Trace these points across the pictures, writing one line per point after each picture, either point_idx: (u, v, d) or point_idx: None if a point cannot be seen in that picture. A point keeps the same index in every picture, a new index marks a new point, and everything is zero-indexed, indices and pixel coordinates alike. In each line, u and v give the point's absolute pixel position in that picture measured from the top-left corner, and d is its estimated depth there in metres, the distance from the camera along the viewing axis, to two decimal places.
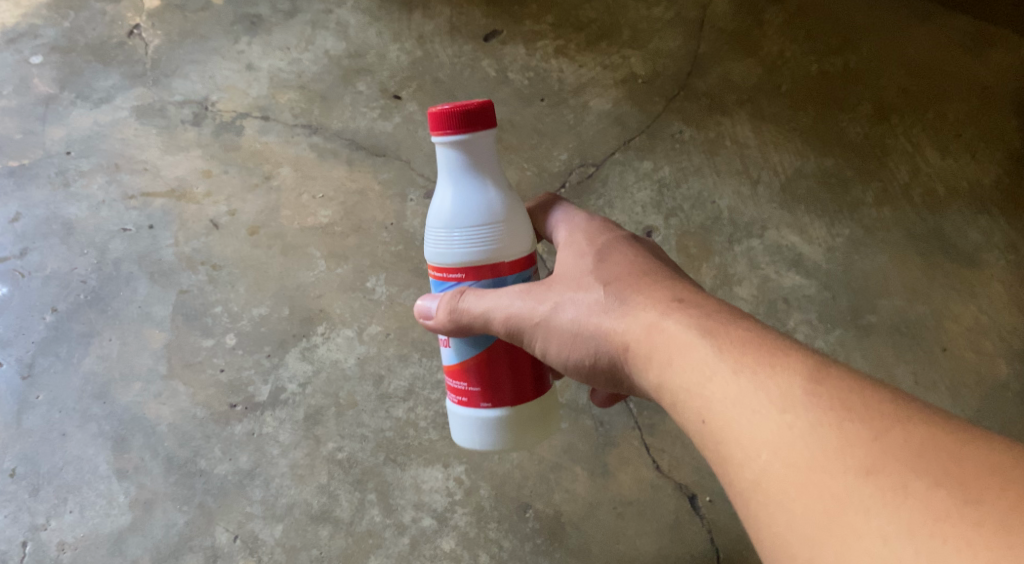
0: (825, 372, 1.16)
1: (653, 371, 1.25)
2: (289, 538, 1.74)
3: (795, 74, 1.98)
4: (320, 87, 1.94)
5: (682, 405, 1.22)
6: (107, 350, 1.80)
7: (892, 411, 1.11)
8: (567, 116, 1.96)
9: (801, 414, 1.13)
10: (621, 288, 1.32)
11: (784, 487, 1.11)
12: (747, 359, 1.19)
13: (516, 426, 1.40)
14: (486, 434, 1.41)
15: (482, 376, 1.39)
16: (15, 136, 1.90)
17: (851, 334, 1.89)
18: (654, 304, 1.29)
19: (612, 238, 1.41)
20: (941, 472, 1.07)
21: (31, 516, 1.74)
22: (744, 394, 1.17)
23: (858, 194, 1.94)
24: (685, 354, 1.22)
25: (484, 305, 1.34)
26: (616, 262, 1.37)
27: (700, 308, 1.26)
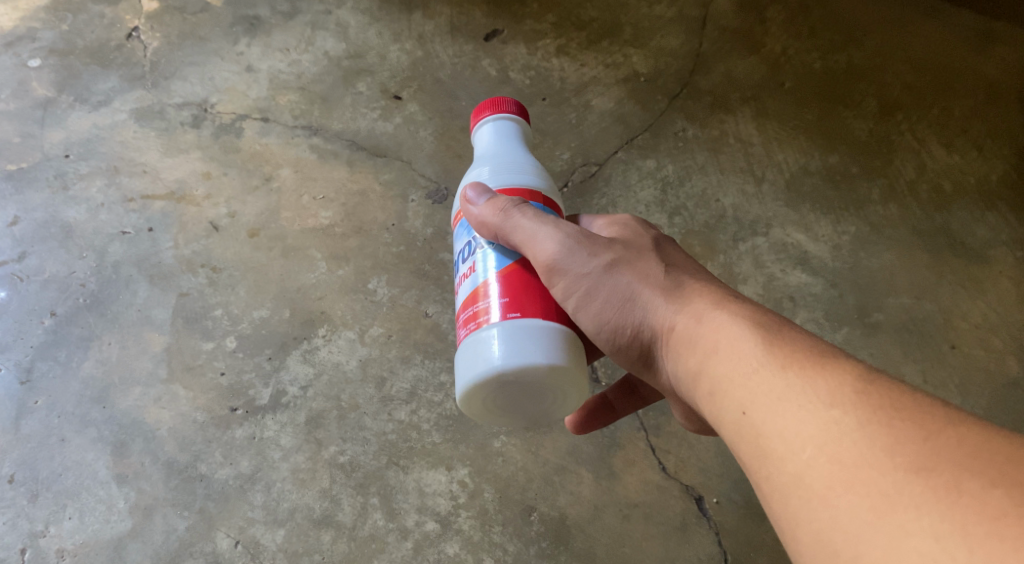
0: (875, 374, 1.13)
1: (699, 353, 1.22)
2: (291, 544, 1.65)
3: (797, 71, 2.02)
4: (320, 89, 2.00)
5: (725, 392, 1.18)
6: (107, 354, 1.77)
7: (943, 413, 1.08)
8: (569, 115, 1.98)
9: (848, 412, 1.10)
10: (677, 275, 1.29)
11: (829, 484, 1.07)
12: (795, 355, 1.16)
13: (552, 346, 1.25)
14: (519, 354, 1.24)
15: (513, 291, 1.27)
16: (14, 139, 1.94)
17: (858, 332, 1.80)
18: (705, 296, 1.26)
19: (663, 235, 1.38)
20: (997, 472, 1.02)
21: (30, 523, 1.66)
22: (791, 390, 1.13)
23: (864, 191, 1.91)
24: (735, 341, 1.19)
25: (535, 224, 1.27)
26: (671, 255, 1.34)
27: (749, 306, 1.24)
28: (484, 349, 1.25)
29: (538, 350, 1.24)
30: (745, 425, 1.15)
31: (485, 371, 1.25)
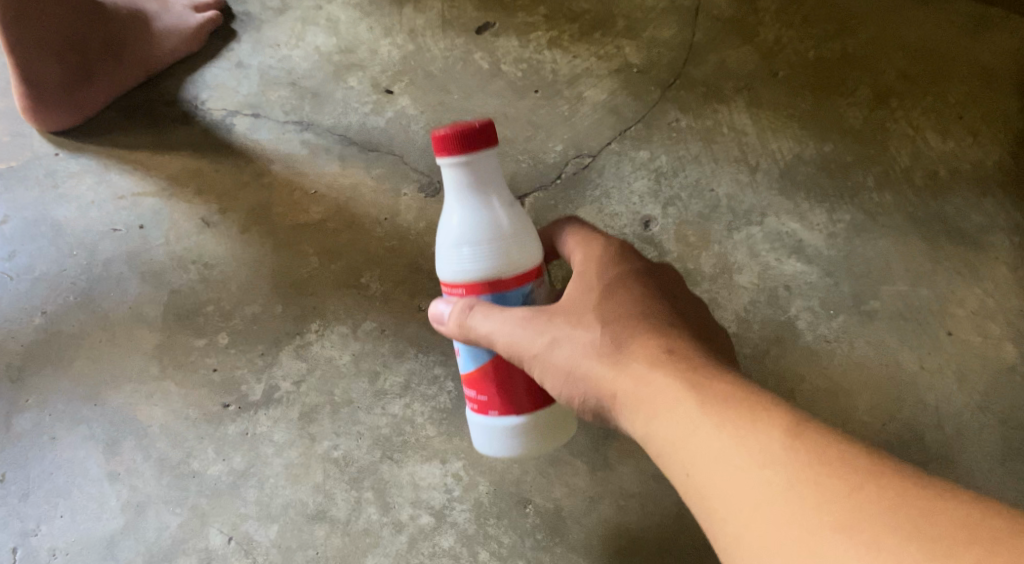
0: (800, 427, 1.20)
1: (640, 421, 1.28)
2: (285, 539, 1.65)
3: (792, 59, 1.98)
4: (310, 84, 1.97)
5: (670, 457, 1.25)
6: (97, 352, 1.76)
7: (864, 465, 1.15)
8: (562, 107, 1.97)
9: (778, 471, 1.17)
10: (619, 330, 1.33)
11: (766, 543, 1.14)
12: (728, 416, 1.22)
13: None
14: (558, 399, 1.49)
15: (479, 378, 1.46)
16: (3, 138, 1.92)
17: (853, 319, 1.81)
18: (643, 355, 1.31)
19: (614, 272, 1.39)
20: (913, 527, 1.09)
21: (21, 522, 1.66)
22: (726, 451, 1.20)
23: (858, 179, 1.90)
24: (670, 409, 1.26)
25: (488, 323, 1.35)
26: (621, 299, 1.36)
27: (687, 364, 1.29)
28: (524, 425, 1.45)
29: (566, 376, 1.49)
30: (691, 487, 1.22)
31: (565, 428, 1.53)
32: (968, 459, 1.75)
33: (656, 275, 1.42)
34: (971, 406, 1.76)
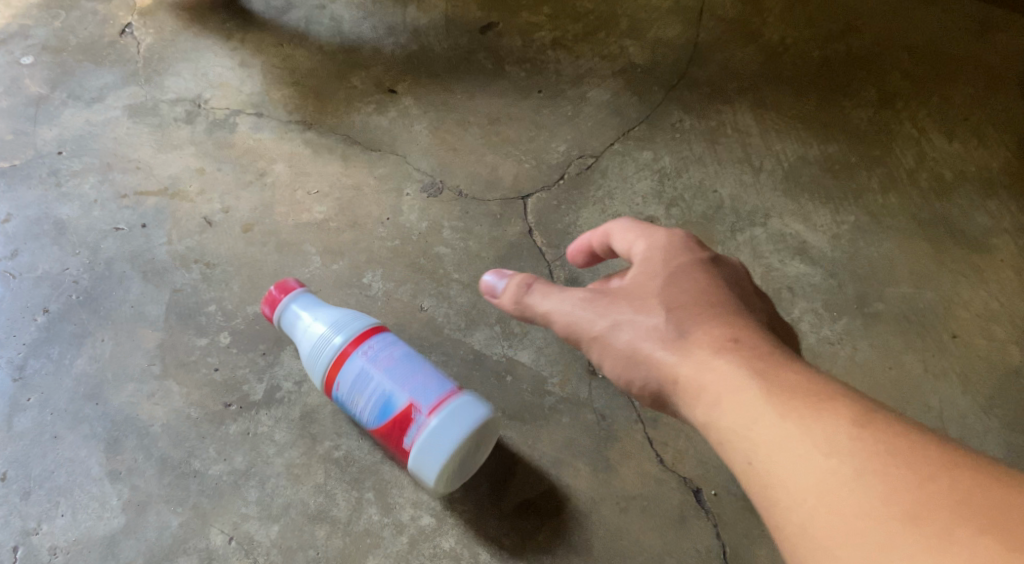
0: (870, 416, 1.15)
1: (701, 407, 1.24)
2: (286, 539, 1.62)
3: (795, 60, 2.02)
4: (314, 84, 2.00)
5: (731, 444, 1.21)
6: (100, 350, 1.74)
7: (937, 457, 1.11)
8: (565, 107, 1.99)
9: (846, 460, 1.13)
10: (681, 314, 1.29)
11: (829, 534, 1.11)
12: (793, 404, 1.18)
13: (466, 415, 1.51)
14: (470, 448, 1.54)
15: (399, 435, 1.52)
16: (7, 137, 1.93)
17: (858, 322, 1.78)
18: (708, 341, 1.26)
19: (682, 259, 1.34)
20: (985, 521, 1.05)
21: (22, 521, 1.62)
22: (791, 438, 1.16)
23: (863, 180, 1.89)
24: (734, 395, 1.21)
25: (546, 303, 1.38)
26: (686, 285, 1.32)
27: (754, 350, 1.24)
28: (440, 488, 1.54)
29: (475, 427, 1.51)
30: (753, 475, 1.18)
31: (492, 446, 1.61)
32: None
33: (725, 265, 1.36)
34: (976, 409, 1.71)
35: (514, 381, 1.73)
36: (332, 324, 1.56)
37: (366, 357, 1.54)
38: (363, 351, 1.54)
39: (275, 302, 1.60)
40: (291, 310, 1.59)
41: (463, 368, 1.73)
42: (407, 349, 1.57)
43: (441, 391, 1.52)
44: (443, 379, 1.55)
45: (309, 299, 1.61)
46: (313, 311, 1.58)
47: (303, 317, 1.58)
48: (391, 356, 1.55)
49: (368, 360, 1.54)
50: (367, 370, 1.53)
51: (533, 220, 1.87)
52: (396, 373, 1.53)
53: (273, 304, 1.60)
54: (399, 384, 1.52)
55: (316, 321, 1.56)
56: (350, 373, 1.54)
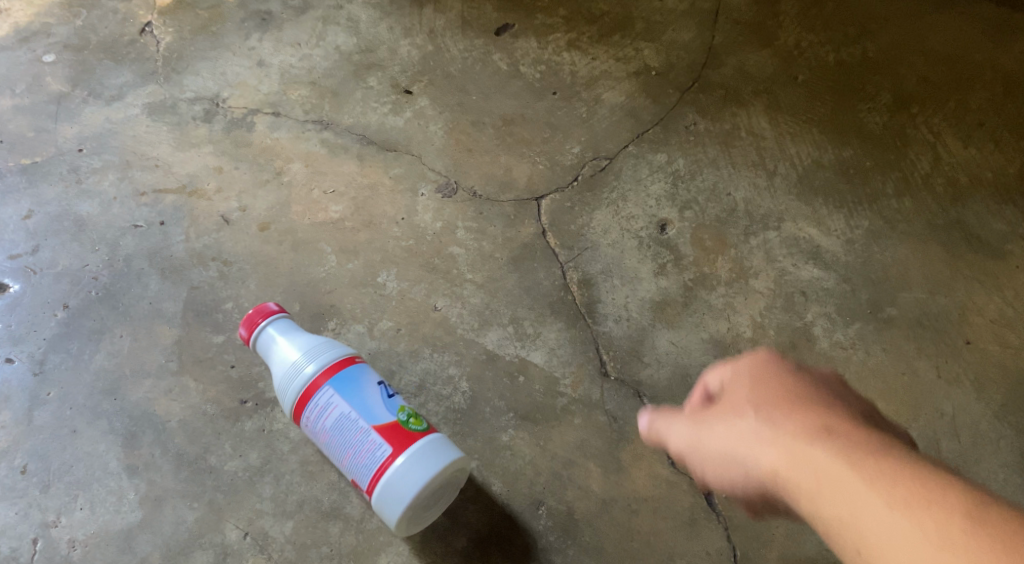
0: (982, 508, 1.09)
1: (802, 504, 1.19)
2: (299, 536, 1.64)
3: (811, 63, 2.02)
4: (330, 84, 2.02)
5: (836, 539, 1.15)
6: (118, 346, 1.77)
7: None
8: (579, 109, 1.99)
9: (959, 552, 1.06)
10: (771, 411, 1.27)
11: None
12: (898, 493, 1.12)
13: (391, 502, 1.49)
14: (421, 508, 1.53)
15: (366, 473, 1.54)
16: (28, 134, 1.95)
17: (871, 327, 1.78)
18: (803, 433, 1.22)
19: (775, 368, 1.34)
20: None
21: (41, 513, 1.65)
22: (898, 530, 1.10)
23: (877, 184, 1.89)
24: (835, 485, 1.16)
25: (664, 426, 1.39)
26: (778, 390, 1.31)
27: (851, 439, 1.19)
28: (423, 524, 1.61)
29: (406, 508, 1.49)
30: None
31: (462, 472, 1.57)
32: (989, 469, 1.68)
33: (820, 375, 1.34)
34: (990, 415, 1.71)
35: (526, 381, 1.74)
36: (278, 388, 1.55)
37: (310, 428, 1.55)
38: (305, 422, 1.55)
39: (246, 331, 1.59)
40: (260, 347, 1.58)
41: (476, 368, 1.75)
42: (340, 414, 1.52)
43: (371, 472, 1.50)
44: (372, 454, 1.50)
45: (277, 330, 1.58)
46: (275, 348, 1.57)
47: (267, 362, 1.58)
48: (326, 430, 1.53)
49: (312, 431, 1.55)
50: (315, 440, 1.56)
51: (546, 222, 1.88)
52: (335, 447, 1.53)
53: (246, 334, 1.59)
54: (339, 459, 1.53)
55: (272, 375, 1.57)
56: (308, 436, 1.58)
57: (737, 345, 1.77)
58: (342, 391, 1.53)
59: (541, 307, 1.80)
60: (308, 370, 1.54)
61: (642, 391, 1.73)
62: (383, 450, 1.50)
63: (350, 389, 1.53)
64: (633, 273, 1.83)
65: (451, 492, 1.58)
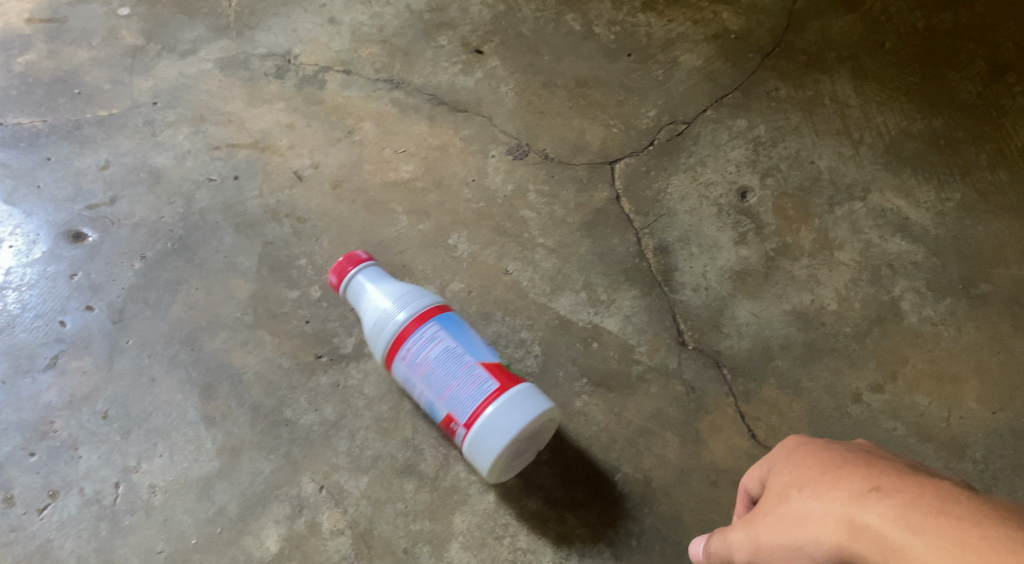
0: None
1: None
2: (375, 491, 1.65)
3: (899, 30, 1.95)
4: (401, 43, 2.00)
5: None
6: (194, 298, 1.78)
7: None
8: (655, 72, 1.95)
9: None
10: (815, 486, 1.19)
11: None
12: (958, 546, 1.02)
13: (498, 435, 1.50)
14: (515, 451, 1.54)
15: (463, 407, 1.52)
16: (105, 86, 1.97)
17: (962, 303, 1.73)
18: (848, 501, 1.13)
19: (808, 446, 1.27)
20: None
21: (123, 459, 1.68)
22: None
23: (970, 156, 1.83)
24: (896, 553, 1.06)
25: (721, 539, 1.32)
26: (814, 464, 1.23)
27: (902, 497, 1.10)
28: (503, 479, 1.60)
29: (509, 442, 1.50)
30: None
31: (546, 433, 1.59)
32: None
33: (857, 446, 1.26)
34: None
35: (599, 347, 1.72)
36: (377, 322, 1.56)
37: (407, 362, 1.55)
38: (402, 356, 1.55)
39: (340, 273, 1.61)
40: (357, 284, 1.60)
41: (548, 333, 1.73)
42: (446, 347, 1.53)
43: (475, 403, 1.51)
44: (478, 387, 1.52)
45: (375, 272, 1.61)
46: (374, 288, 1.59)
47: (360, 302, 1.59)
48: (428, 362, 1.53)
49: (409, 365, 1.55)
50: (410, 375, 1.55)
51: (621, 186, 1.84)
52: (435, 380, 1.53)
53: (340, 276, 1.61)
54: (437, 393, 1.53)
55: (365, 314, 1.57)
56: (398, 374, 1.57)
57: (822, 318, 1.73)
58: (446, 327, 1.55)
59: (615, 274, 1.77)
60: (413, 305, 1.56)
61: (721, 361, 1.70)
62: (489, 384, 1.52)
63: (453, 328, 1.56)
64: (712, 241, 1.79)
65: (538, 445, 1.59)
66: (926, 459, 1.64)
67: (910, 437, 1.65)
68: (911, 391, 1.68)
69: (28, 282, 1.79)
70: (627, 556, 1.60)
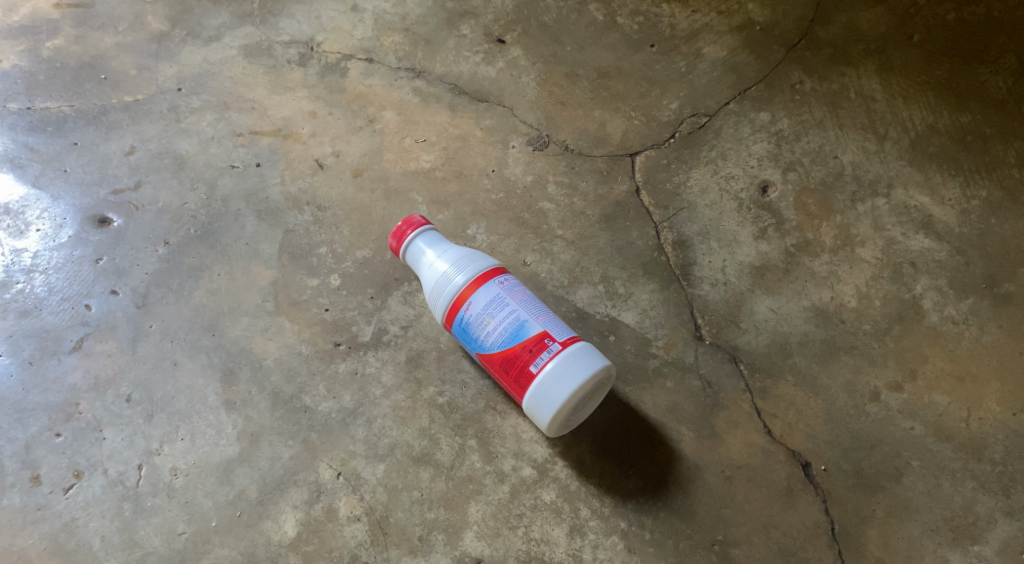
0: None
1: None
2: (391, 479, 1.66)
3: (928, 23, 1.92)
4: (423, 31, 2.00)
5: None
6: (216, 284, 1.80)
7: None
8: (678, 63, 1.94)
9: None
10: None
11: None
12: None
13: (596, 357, 1.55)
14: (590, 392, 1.56)
15: (559, 332, 1.55)
16: (131, 72, 1.98)
17: (986, 303, 1.72)
18: None
19: None
20: None
21: (145, 441, 1.70)
22: None
23: (997, 153, 1.81)
24: None
25: None
26: None
27: None
28: (552, 426, 1.54)
29: (602, 368, 1.54)
30: None
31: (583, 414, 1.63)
32: None
33: None
34: None
35: (617, 340, 1.72)
36: (470, 252, 1.59)
37: (503, 285, 1.56)
38: (499, 279, 1.57)
39: (401, 234, 1.62)
40: (428, 236, 1.62)
41: (566, 325, 1.74)
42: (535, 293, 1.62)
43: (571, 332, 1.56)
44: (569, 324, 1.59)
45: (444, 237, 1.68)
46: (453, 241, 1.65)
47: (440, 244, 1.61)
48: (526, 291, 1.58)
49: (505, 288, 1.56)
50: (503, 296, 1.55)
51: (641, 179, 1.84)
52: (532, 304, 1.56)
53: (400, 236, 1.62)
54: (535, 313, 1.55)
55: (444, 255, 1.59)
56: (484, 296, 1.55)
57: (841, 315, 1.73)
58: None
59: (633, 267, 1.77)
60: (489, 258, 1.60)
61: (738, 356, 1.70)
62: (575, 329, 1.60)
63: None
64: (732, 236, 1.79)
65: (583, 413, 1.60)
66: (944, 459, 1.64)
67: (928, 437, 1.65)
68: (930, 390, 1.68)
69: (54, 265, 1.82)
70: (640, 549, 1.61)
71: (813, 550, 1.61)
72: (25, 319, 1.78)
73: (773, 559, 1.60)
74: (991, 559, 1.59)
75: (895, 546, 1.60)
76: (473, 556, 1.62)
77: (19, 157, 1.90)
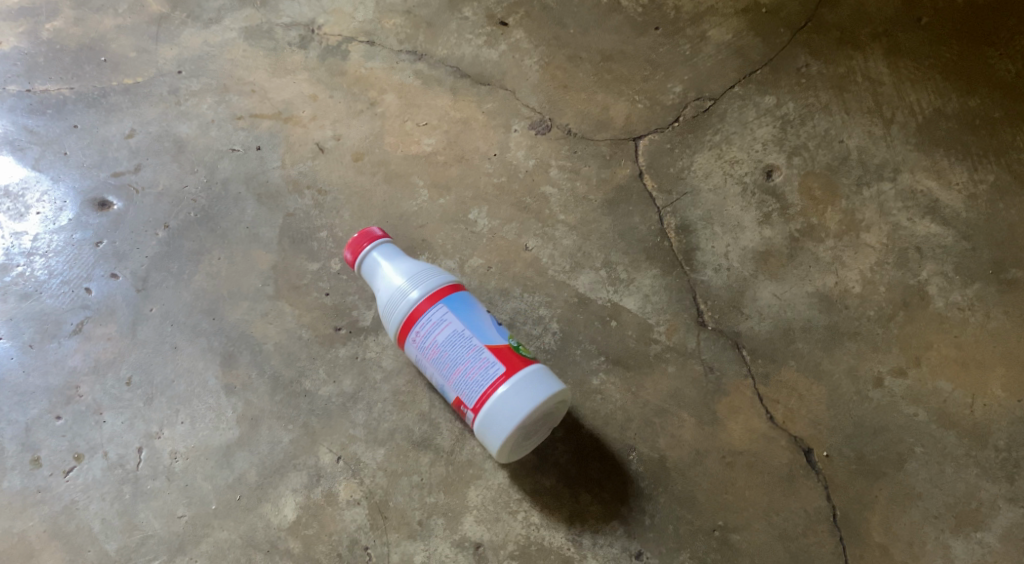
0: None
1: None
2: (390, 464, 1.66)
3: (937, 5, 1.89)
4: (425, 13, 1.98)
5: None
6: (216, 268, 1.79)
7: None
8: (683, 46, 1.92)
9: None
10: None
11: None
12: None
13: (507, 418, 1.49)
14: (524, 436, 1.53)
15: (470, 396, 1.52)
16: (130, 54, 1.97)
17: (992, 289, 1.70)
18: None
19: None
20: None
21: (145, 425, 1.70)
22: None
23: (1006, 136, 1.79)
24: None
25: None
26: None
27: None
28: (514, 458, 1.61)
29: (516, 428, 1.49)
30: None
31: (561, 413, 1.58)
32: None
33: None
34: None
35: (619, 326, 1.71)
36: (386, 305, 1.56)
37: (417, 344, 1.55)
38: (412, 340, 1.55)
39: (350, 256, 1.61)
40: (367, 266, 1.60)
41: (567, 311, 1.73)
42: (454, 330, 1.53)
43: (481, 389, 1.51)
44: (484, 371, 1.51)
45: (389, 248, 1.60)
46: (390, 262, 1.58)
47: (374, 279, 1.59)
48: (436, 346, 1.53)
49: (418, 348, 1.55)
50: (420, 358, 1.56)
51: (644, 163, 1.82)
52: (444, 364, 1.53)
53: (353, 254, 1.61)
54: (446, 376, 1.53)
55: (381, 290, 1.57)
56: (411, 355, 1.58)
57: (845, 300, 1.71)
58: (456, 310, 1.54)
59: (635, 252, 1.76)
60: (404, 309, 1.55)
61: (740, 343, 1.69)
62: (496, 368, 1.51)
63: (464, 310, 1.55)
64: (736, 221, 1.77)
65: (548, 427, 1.58)
66: (947, 446, 1.63)
67: (932, 424, 1.64)
68: (934, 376, 1.66)
69: (55, 248, 1.81)
70: (641, 535, 1.60)
71: (814, 536, 1.60)
72: (25, 302, 1.77)
73: (774, 544, 1.60)
74: (993, 545, 1.58)
75: (898, 533, 1.60)
76: (473, 541, 1.61)
77: (19, 139, 1.88)
